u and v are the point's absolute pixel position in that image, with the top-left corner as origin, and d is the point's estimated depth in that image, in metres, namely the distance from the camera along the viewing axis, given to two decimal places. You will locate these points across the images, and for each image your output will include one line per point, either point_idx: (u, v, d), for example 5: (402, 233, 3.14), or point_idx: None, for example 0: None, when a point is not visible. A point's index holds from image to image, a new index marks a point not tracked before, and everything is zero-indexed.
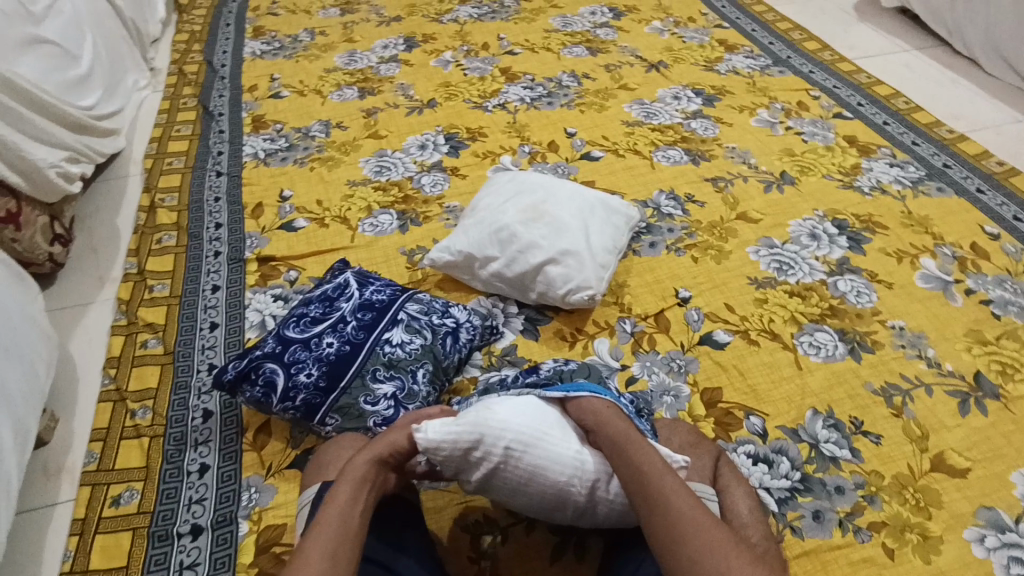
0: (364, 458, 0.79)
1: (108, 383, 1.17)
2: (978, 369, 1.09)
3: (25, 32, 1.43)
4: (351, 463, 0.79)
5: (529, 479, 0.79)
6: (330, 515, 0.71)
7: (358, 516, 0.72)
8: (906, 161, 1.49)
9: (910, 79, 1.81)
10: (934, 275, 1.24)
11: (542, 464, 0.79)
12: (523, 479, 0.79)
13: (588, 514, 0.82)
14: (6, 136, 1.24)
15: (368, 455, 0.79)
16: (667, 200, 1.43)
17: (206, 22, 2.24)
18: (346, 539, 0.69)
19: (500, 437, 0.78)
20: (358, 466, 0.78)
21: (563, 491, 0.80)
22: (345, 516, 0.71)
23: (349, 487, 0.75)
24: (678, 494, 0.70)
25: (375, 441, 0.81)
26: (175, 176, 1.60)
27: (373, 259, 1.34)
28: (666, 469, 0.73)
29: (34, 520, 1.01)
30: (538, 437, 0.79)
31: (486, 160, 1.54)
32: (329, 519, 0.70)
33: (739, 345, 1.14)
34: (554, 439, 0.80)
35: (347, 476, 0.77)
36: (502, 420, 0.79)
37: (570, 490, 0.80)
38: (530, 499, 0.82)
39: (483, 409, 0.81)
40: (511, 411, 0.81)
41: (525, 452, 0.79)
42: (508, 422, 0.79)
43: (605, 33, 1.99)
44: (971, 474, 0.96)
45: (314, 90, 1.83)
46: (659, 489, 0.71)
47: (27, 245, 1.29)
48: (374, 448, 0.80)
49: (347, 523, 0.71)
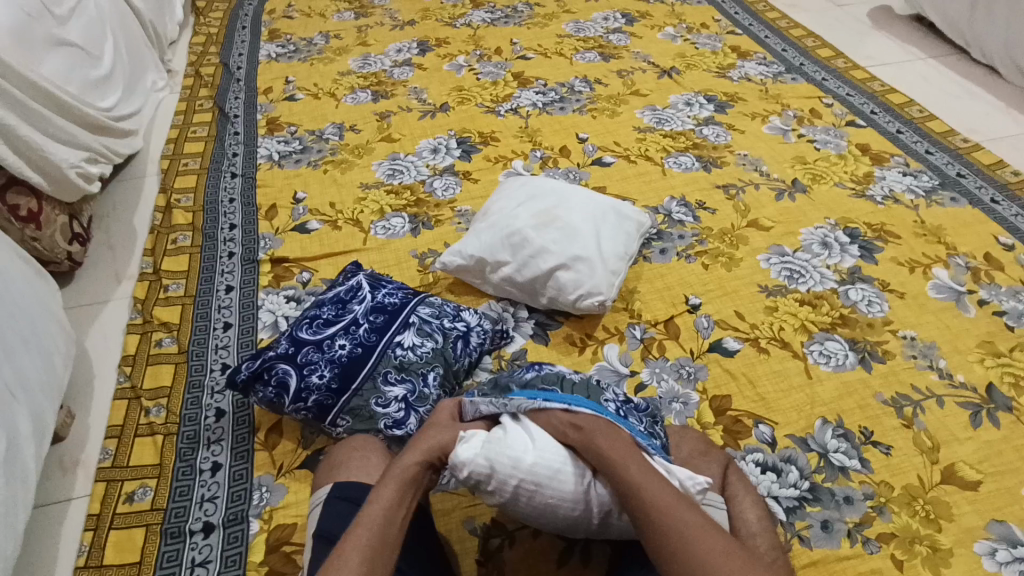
0: (412, 459, 0.79)
1: (124, 380, 1.19)
2: (990, 381, 1.08)
3: (49, 32, 1.45)
4: (397, 463, 0.79)
5: (542, 511, 0.80)
6: (371, 518, 0.73)
7: (398, 522, 0.74)
8: (920, 170, 1.48)
9: (924, 88, 1.80)
10: (947, 285, 1.23)
11: (553, 501, 0.79)
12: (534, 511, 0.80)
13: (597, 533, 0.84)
14: (28, 136, 1.26)
15: (417, 457, 0.79)
16: (679, 206, 1.43)
17: (222, 24, 2.26)
18: (383, 547, 0.71)
19: (512, 474, 0.78)
20: (406, 466, 0.78)
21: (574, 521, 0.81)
22: (385, 521, 0.73)
23: (393, 489, 0.76)
24: (670, 509, 0.71)
25: (424, 440, 0.82)
26: (191, 177, 1.62)
27: (385, 262, 1.35)
28: (655, 484, 0.74)
29: (51, 514, 1.03)
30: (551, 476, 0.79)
31: (498, 164, 1.55)
32: (369, 523, 0.72)
33: (748, 353, 1.14)
34: (566, 477, 0.79)
35: (393, 477, 0.78)
36: (513, 456, 0.78)
37: (581, 521, 0.81)
38: (540, 522, 0.83)
39: (498, 442, 0.80)
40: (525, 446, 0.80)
41: (538, 491, 0.78)
42: (525, 458, 0.79)
43: (618, 39, 1.99)
44: (982, 487, 0.96)
45: (328, 93, 1.84)
46: (651, 509, 0.72)
47: (47, 243, 1.31)
48: (422, 448, 0.80)
49: (386, 531, 0.72)
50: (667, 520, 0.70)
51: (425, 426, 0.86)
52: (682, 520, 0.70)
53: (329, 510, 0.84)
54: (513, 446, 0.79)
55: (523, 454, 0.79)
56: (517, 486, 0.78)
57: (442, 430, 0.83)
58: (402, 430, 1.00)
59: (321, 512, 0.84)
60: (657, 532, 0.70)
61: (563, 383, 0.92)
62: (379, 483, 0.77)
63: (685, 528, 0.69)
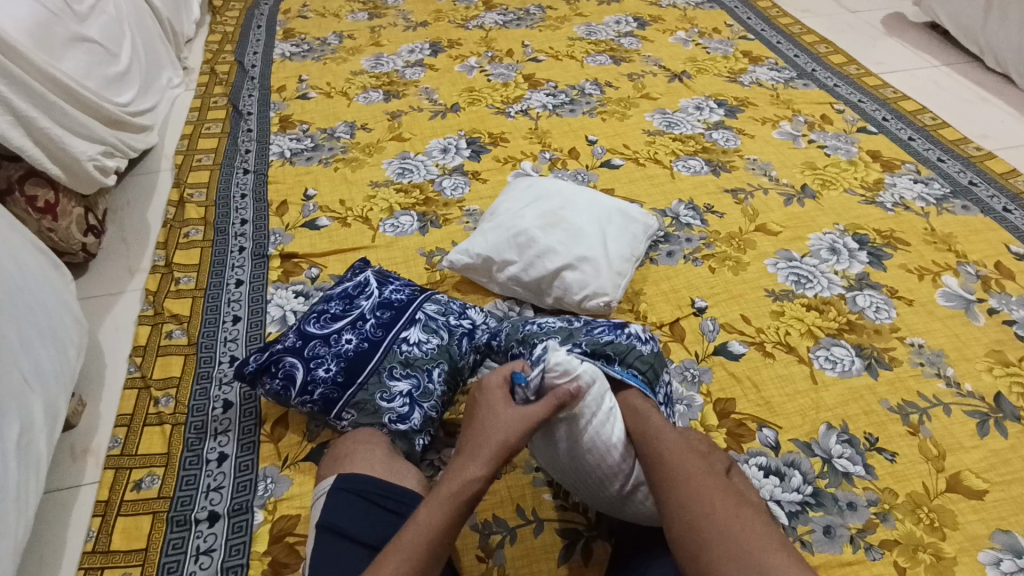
0: (474, 469, 0.75)
1: (134, 371, 1.21)
2: (998, 391, 1.07)
3: (70, 29, 1.47)
4: (458, 476, 0.75)
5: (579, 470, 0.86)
6: (417, 543, 0.69)
7: (443, 547, 0.70)
8: (931, 178, 1.48)
9: (937, 95, 1.79)
10: (956, 293, 1.22)
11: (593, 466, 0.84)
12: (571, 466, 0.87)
13: (615, 513, 0.88)
14: (47, 128, 1.28)
15: (480, 470, 0.75)
16: (687, 210, 1.43)
17: (238, 24, 2.29)
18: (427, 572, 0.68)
19: (601, 405, 0.84)
20: (466, 481, 0.74)
21: (603, 493, 0.85)
22: (435, 542, 0.69)
23: (446, 507, 0.72)
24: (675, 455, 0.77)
25: (487, 440, 0.78)
26: (204, 173, 1.64)
27: (393, 259, 1.36)
28: (669, 435, 0.80)
29: (60, 500, 1.04)
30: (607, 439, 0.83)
31: (507, 165, 1.56)
32: (414, 551, 0.68)
33: (754, 357, 1.14)
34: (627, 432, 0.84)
35: (451, 493, 0.73)
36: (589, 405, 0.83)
37: (610, 495, 0.85)
38: (570, 480, 0.89)
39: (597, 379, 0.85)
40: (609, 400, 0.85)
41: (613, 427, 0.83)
42: (602, 410, 0.83)
43: (629, 42, 2.00)
44: (988, 496, 0.95)
45: (341, 92, 1.86)
46: (660, 454, 0.78)
47: (63, 234, 1.34)
48: (485, 459, 0.76)
49: (429, 558, 0.68)
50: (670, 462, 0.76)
51: (483, 401, 0.84)
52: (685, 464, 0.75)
53: (332, 502, 0.85)
54: (600, 392, 0.84)
55: (602, 404, 0.84)
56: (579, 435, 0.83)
57: (510, 423, 0.79)
58: (406, 424, 1.00)
59: (324, 504, 0.85)
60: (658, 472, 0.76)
61: (630, 355, 0.96)
62: (431, 501, 0.73)
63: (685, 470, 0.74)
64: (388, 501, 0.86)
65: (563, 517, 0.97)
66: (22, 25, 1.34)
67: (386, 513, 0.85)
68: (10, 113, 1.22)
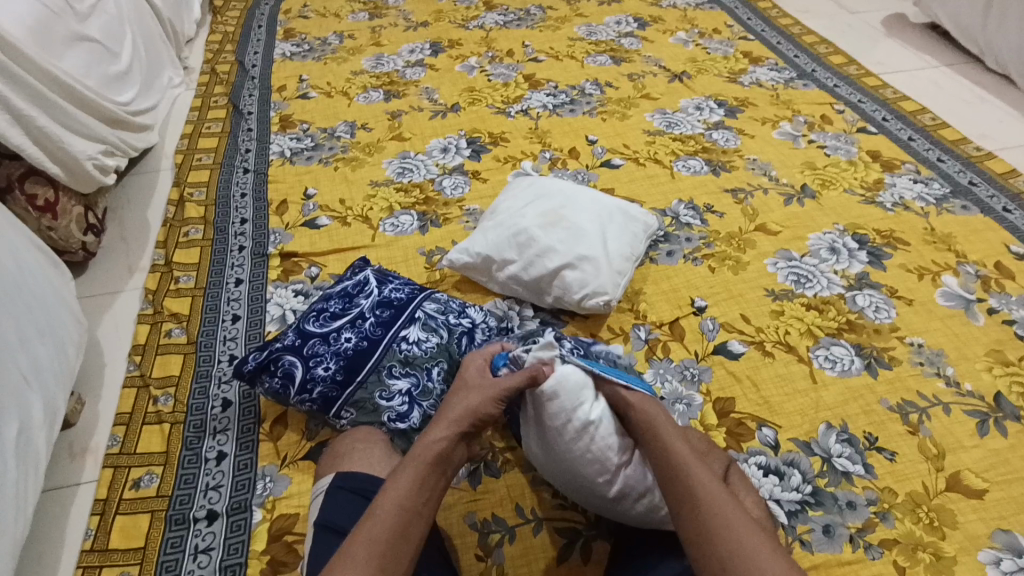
0: (439, 435, 0.79)
1: (133, 369, 1.20)
2: (998, 390, 1.07)
3: (70, 28, 1.47)
4: (422, 442, 0.79)
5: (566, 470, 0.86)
6: (388, 504, 0.72)
7: (417, 506, 0.73)
8: (931, 178, 1.48)
9: (937, 96, 1.79)
10: (956, 292, 1.22)
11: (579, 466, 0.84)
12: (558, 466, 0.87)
13: (608, 515, 0.88)
14: (46, 126, 1.28)
15: (443, 432, 0.79)
16: (687, 209, 1.43)
17: (239, 24, 2.29)
18: (399, 534, 0.70)
19: (577, 415, 0.83)
20: (430, 444, 0.78)
21: (592, 494, 0.85)
22: (405, 502, 0.72)
23: (415, 469, 0.75)
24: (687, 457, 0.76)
25: (453, 411, 0.82)
26: (204, 172, 1.64)
27: (393, 258, 1.36)
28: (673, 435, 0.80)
29: (59, 498, 1.04)
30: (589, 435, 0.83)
31: (507, 164, 1.56)
32: (386, 511, 0.71)
33: (753, 356, 1.14)
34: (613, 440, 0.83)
35: (418, 456, 0.77)
36: (563, 400, 0.83)
37: (599, 496, 0.85)
38: (560, 481, 0.89)
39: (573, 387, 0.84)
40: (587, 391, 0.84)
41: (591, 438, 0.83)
42: (576, 423, 0.82)
43: (630, 43, 2.00)
44: (988, 495, 0.95)
45: (341, 91, 1.86)
46: (669, 456, 0.77)
47: (63, 233, 1.34)
48: (447, 425, 0.80)
49: (404, 518, 0.71)
50: (682, 464, 0.75)
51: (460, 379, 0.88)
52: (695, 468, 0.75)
53: (331, 500, 0.85)
54: (573, 400, 0.83)
55: (578, 408, 0.83)
56: (558, 435, 0.83)
57: (469, 395, 0.84)
58: (405, 423, 1.00)
59: (323, 502, 0.85)
60: (668, 472, 0.75)
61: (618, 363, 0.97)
62: (398, 467, 0.76)
63: (695, 473, 0.74)
64: None
65: (562, 515, 0.96)
66: (22, 24, 1.34)
67: None
68: (9, 112, 1.22)
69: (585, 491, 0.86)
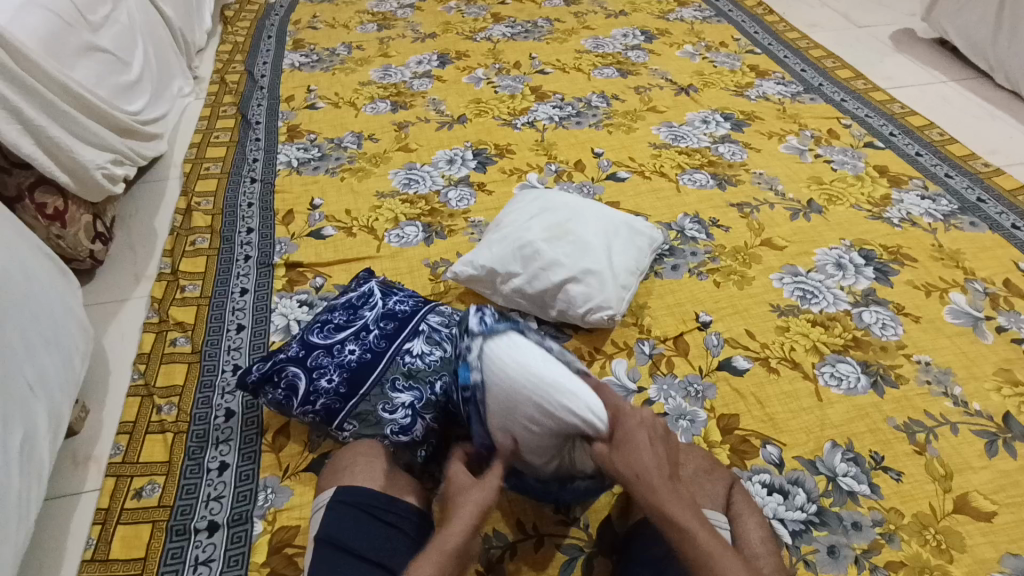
0: (460, 525, 0.79)
1: (138, 378, 1.21)
2: (1007, 411, 1.06)
3: (83, 39, 1.49)
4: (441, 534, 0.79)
5: (519, 415, 0.84)
6: None
7: None
8: (938, 194, 1.47)
9: (945, 111, 1.78)
10: (964, 310, 1.21)
11: (533, 407, 0.83)
12: (500, 405, 0.87)
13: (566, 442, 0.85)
14: (57, 136, 1.29)
15: (462, 527, 0.79)
16: (692, 223, 1.42)
17: (249, 34, 2.31)
18: None
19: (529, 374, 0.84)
20: (449, 537, 0.78)
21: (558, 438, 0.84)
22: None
23: (436, 558, 0.75)
24: (665, 487, 0.77)
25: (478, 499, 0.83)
26: (212, 181, 1.65)
27: (397, 269, 1.36)
28: (635, 435, 0.81)
29: (61, 507, 1.04)
30: (537, 375, 0.84)
31: (512, 177, 1.56)
32: None
33: (759, 372, 1.13)
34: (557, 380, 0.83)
35: (436, 547, 0.76)
36: (495, 345, 0.88)
37: (568, 438, 0.85)
38: (511, 443, 0.87)
39: (523, 352, 0.86)
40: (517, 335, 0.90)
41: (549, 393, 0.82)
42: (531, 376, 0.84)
43: (637, 55, 2.00)
44: (997, 518, 0.93)
45: (348, 102, 1.87)
46: (629, 432, 0.81)
47: (71, 241, 1.35)
48: (466, 517, 0.80)
49: None
50: (641, 452, 0.80)
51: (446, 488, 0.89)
52: (651, 457, 0.80)
53: (330, 514, 0.85)
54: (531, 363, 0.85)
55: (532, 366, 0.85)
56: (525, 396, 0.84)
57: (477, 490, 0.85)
58: (408, 437, 1.00)
59: (323, 516, 0.86)
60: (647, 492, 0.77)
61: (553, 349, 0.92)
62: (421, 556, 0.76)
63: (653, 467, 0.79)
64: (388, 515, 0.87)
65: (565, 531, 0.96)
66: (34, 34, 1.35)
67: (385, 527, 0.85)
68: (21, 122, 1.23)
69: (545, 446, 0.85)
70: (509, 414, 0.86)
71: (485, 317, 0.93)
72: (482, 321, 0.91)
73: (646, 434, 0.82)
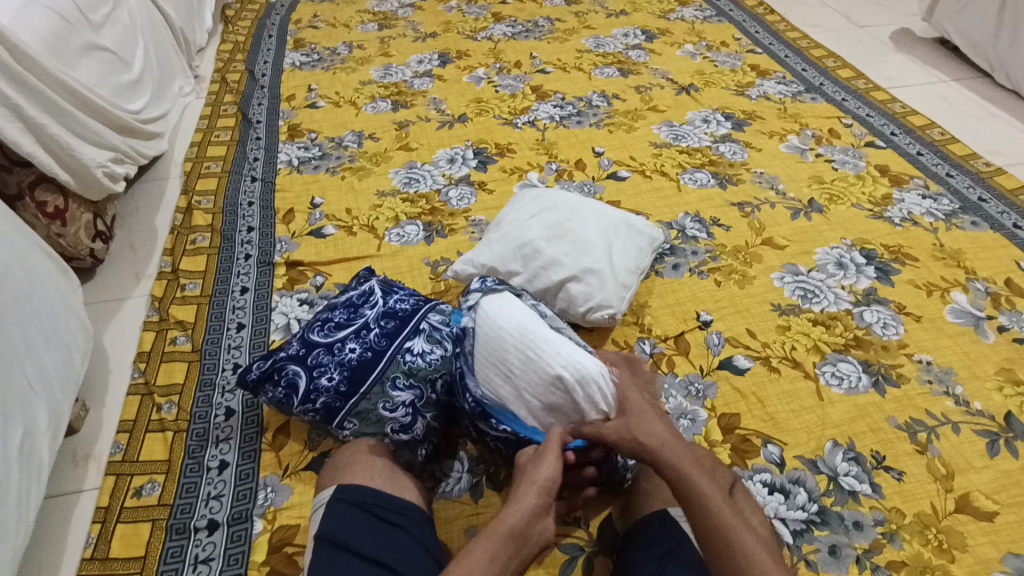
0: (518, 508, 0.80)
1: (138, 376, 1.21)
2: (1009, 410, 1.06)
3: (85, 38, 1.49)
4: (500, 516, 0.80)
5: (504, 363, 0.92)
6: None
7: None
8: (939, 194, 1.46)
9: (947, 111, 1.78)
10: (965, 310, 1.21)
11: (520, 357, 0.91)
12: (487, 354, 0.94)
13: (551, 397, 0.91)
14: (57, 134, 1.29)
15: (519, 511, 0.80)
16: (693, 222, 1.42)
17: (249, 33, 2.31)
18: None
19: (514, 330, 0.93)
20: (506, 519, 0.79)
21: (541, 390, 0.91)
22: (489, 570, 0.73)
23: (490, 543, 0.76)
24: (679, 455, 0.83)
25: (530, 482, 0.84)
26: (212, 180, 1.65)
27: (398, 269, 1.36)
28: (647, 415, 0.88)
29: (61, 505, 1.04)
30: (527, 330, 0.93)
31: (513, 176, 1.56)
32: None
33: (759, 372, 1.13)
34: (539, 335, 0.92)
35: (493, 531, 0.77)
36: (489, 301, 0.98)
37: (552, 398, 0.91)
38: (496, 393, 0.94)
39: (512, 309, 0.95)
40: (512, 295, 0.99)
41: (534, 346, 0.91)
42: (518, 332, 0.92)
43: (637, 55, 2.00)
44: (999, 518, 0.93)
45: (349, 101, 1.87)
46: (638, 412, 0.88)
47: (71, 240, 1.34)
48: (527, 497, 0.81)
49: None
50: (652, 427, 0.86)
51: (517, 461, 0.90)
52: (662, 432, 0.86)
53: (331, 512, 0.85)
54: (520, 322, 0.94)
55: (519, 324, 0.93)
56: (511, 350, 0.92)
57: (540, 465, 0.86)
58: (408, 435, 1.00)
59: (323, 513, 0.86)
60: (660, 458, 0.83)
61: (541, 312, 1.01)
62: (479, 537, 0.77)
63: (666, 439, 0.85)
64: (388, 513, 0.86)
65: (565, 530, 0.96)
66: (35, 32, 1.35)
67: (385, 525, 0.85)
68: (22, 121, 1.23)
69: (536, 398, 0.92)
70: (494, 362, 0.93)
71: (486, 282, 1.07)
72: (482, 284, 1.05)
73: (655, 416, 0.89)
